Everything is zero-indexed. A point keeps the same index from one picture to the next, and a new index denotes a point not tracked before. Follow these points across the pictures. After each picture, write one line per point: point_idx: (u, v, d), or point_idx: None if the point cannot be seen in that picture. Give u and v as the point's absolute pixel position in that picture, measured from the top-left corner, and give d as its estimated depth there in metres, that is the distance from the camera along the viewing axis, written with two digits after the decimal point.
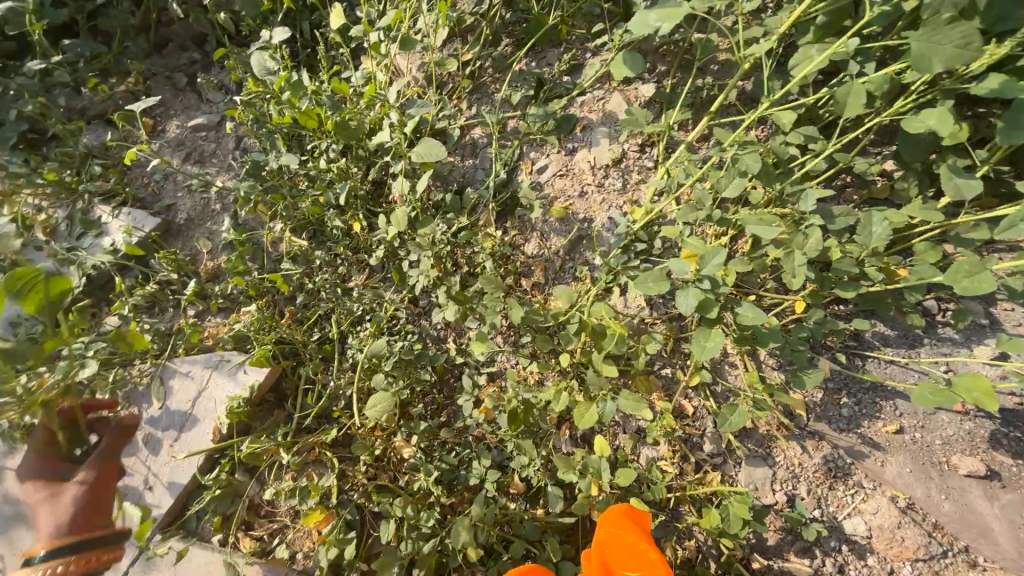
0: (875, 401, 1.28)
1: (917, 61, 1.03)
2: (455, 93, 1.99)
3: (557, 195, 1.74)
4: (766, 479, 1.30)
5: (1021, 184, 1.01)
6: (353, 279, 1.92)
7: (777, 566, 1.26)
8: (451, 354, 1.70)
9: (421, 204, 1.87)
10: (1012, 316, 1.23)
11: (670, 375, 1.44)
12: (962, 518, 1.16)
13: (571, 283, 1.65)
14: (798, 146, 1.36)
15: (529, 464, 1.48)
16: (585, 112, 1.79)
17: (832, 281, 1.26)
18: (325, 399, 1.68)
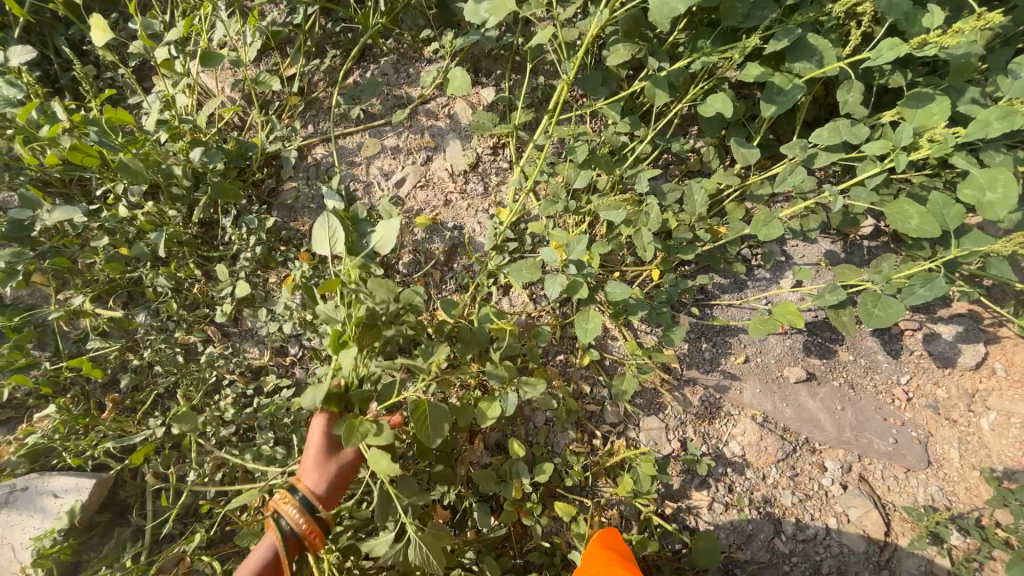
0: (725, 340, 1.51)
1: (660, 10, 1.17)
2: (284, 113, 1.78)
3: (422, 207, 1.68)
4: (660, 432, 1.45)
5: (784, 148, 1.28)
6: (195, 340, 1.58)
7: (682, 504, 1.42)
8: (339, 398, 1.52)
9: (269, 240, 1.65)
10: (798, 249, 1.54)
11: (563, 361, 1.51)
12: (800, 417, 1.45)
13: (454, 295, 1.62)
14: (626, 133, 1.51)
15: (449, 489, 1.41)
16: (432, 120, 1.75)
17: (676, 247, 1.45)
18: (186, 495, 1.36)
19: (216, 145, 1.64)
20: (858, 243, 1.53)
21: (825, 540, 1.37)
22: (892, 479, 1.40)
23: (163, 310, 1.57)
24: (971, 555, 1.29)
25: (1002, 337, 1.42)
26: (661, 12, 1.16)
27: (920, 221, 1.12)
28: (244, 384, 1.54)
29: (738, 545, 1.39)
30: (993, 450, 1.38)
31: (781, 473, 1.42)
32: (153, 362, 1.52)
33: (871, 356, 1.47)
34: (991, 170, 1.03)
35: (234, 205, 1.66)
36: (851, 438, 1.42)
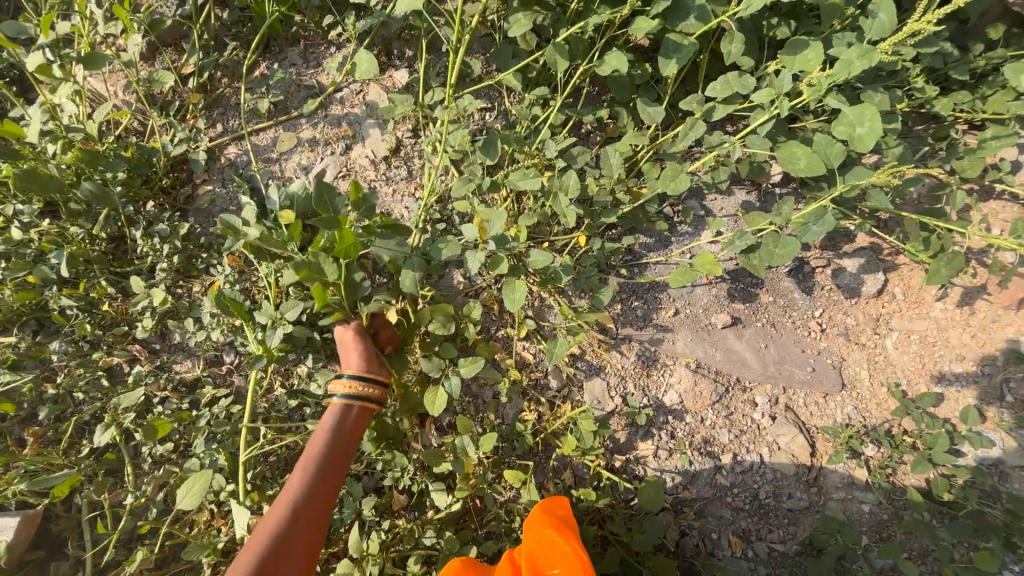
0: (655, 296, 1.57)
1: None
2: (188, 113, 1.68)
3: (347, 198, 1.64)
4: (603, 390, 1.51)
5: (684, 103, 1.32)
6: (120, 361, 1.50)
7: (630, 455, 1.48)
8: (282, 401, 1.49)
9: (186, 248, 1.57)
10: (716, 203, 1.62)
11: (504, 335, 1.53)
12: (729, 360, 1.54)
13: (389, 283, 1.60)
14: (540, 104, 1.53)
15: (404, 474, 1.43)
16: (347, 108, 1.70)
17: (599, 211, 1.49)
18: (128, 519, 1.31)
19: (112, 154, 1.53)
20: (770, 191, 1.61)
21: (760, 468, 1.48)
22: (814, 405, 1.52)
23: (79, 334, 1.48)
24: (884, 463, 1.42)
25: (898, 264, 1.55)
26: None
27: (809, 162, 1.20)
28: (178, 399, 1.48)
29: (684, 485, 1.47)
30: (897, 366, 1.51)
31: (717, 414, 1.52)
32: (73, 390, 1.43)
33: (788, 295, 1.58)
34: (860, 106, 1.12)
35: (142, 215, 1.57)
36: (776, 372, 1.53)
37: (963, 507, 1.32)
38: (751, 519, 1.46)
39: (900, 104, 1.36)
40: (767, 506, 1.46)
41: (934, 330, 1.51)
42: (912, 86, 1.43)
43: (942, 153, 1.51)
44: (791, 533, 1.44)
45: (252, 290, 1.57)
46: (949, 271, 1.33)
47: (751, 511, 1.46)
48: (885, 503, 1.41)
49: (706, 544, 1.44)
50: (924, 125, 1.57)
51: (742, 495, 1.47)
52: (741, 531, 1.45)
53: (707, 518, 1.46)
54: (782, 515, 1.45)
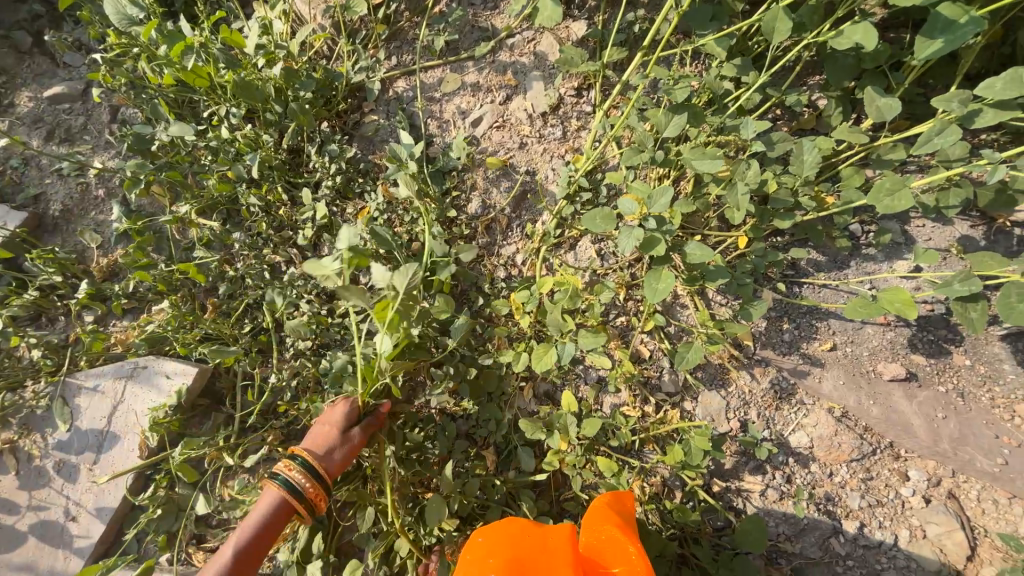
0: (811, 323, 1.36)
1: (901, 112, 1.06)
2: (370, 42, 1.76)
3: (496, 149, 1.63)
4: (720, 409, 1.38)
5: (936, 102, 1.05)
6: (281, 260, 1.72)
7: (732, 484, 1.35)
8: (402, 330, 1.61)
9: (348, 172, 1.70)
10: (924, 231, 1.31)
11: (624, 323, 1.45)
12: (888, 419, 1.29)
13: (519, 242, 1.59)
14: (732, 79, 1.33)
15: (497, 428, 1.47)
16: (516, 57, 1.65)
17: (772, 213, 1.29)
18: (269, 394, 1.53)
19: (305, 73, 1.67)
20: (1012, 230, 1.27)
21: (890, 550, 1.25)
22: (989, 502, 1.23)
23: (256, 230, 1.71)
24: None
25: None
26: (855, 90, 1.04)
27: None
28: (319, 305, 1.66)
29: (787, 536, 1.31)
30: None
31: (851, 473, 1.31)
32: (245, 276, 1.68)
33: (995, 365, 1.26)
34: None
35: (318, 133, 1.71)
36: (947, 450, 1.26)
37: None
38: None
39: None
40: None
41: None
42: None
43: None
44: None
45: (394, 221, 1.66)
46: None
47: None
48: None
49: None
50: None
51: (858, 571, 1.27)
52: None
53: None
54: None
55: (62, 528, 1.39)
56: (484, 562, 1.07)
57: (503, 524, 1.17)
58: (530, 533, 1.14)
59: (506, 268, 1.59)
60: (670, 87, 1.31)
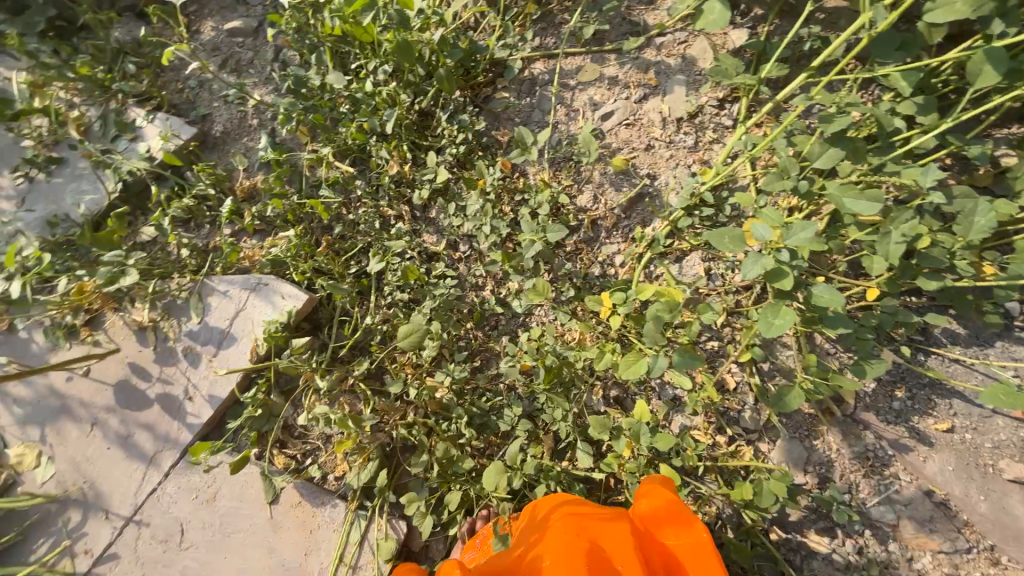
0: (930, 398, 1.25)
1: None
2: (519, 21, 1.79)
3: (621, 146, 1.61)
4: (801, 459, 1.31)
5: None
6: (392, 214, 1.83)
7: (795, 540, 1.28)
8: (491, 303, 1.67)
9: (471, 143, 1.76)
10: None
11: (716, 348, 1.40)
12: (997, 519, 1.18)
13: (623, 244, 1.58)
14: (906, 119, 1.22)
15: (562, 418, 1.49)
16: (661, 57, 1.62)
17: (917, 270, 1.18)
18: (362, 333, 1.67)
19: (454, 42, 1.74)
20: None
21: None
22: None
23: (377, 181, 1.84)
24: None
25: None
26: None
27: None
28: (418, 262, 1.76)
29: None
30: None
31: (937, 565, 1.20)
32: (359, 221, 1.81)
33: None
34: None
35: (452, 101, 1.79)
36: None
37: None
38: None
39: None
40: None
41: None
42: None
43: None
44: None
45: (503, 198, 1.70)
46: None
47: None
48: None
49: None
50: None
51: None
52: None
53: None
54: None
55: (180, 404, 1.62)
56: (546, 531, 1.16)
57: (558, 500, 1.24)
58: (586, 509, 1.19)
59: (603, 266, 1.59)
60: (834, 113, 1.22)
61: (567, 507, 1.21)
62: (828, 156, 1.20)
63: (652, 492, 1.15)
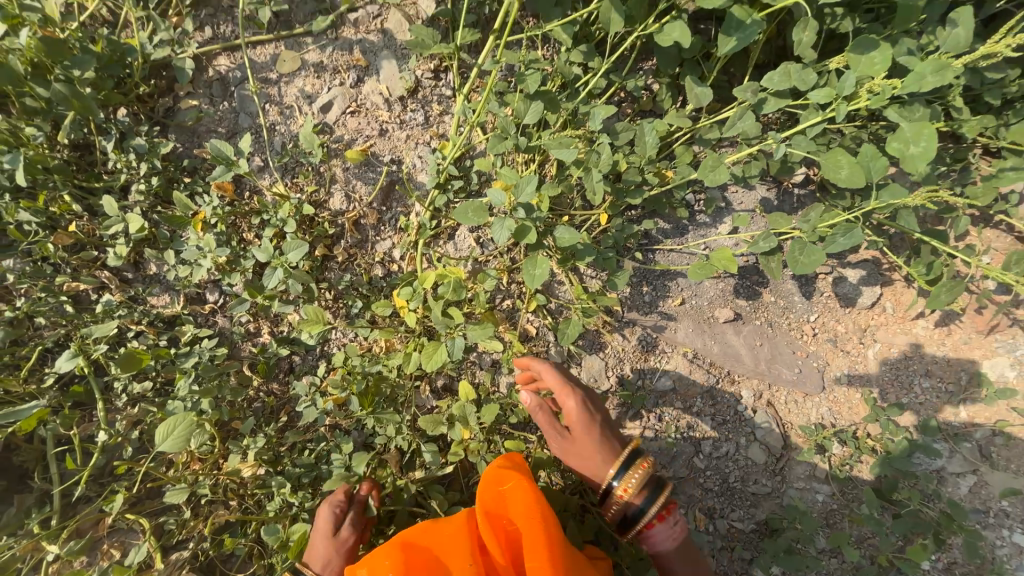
0: (664, 284, 1.56)
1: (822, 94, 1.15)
2: (170, 9, 1.42)
3: (354, 137, 1.48)
4: (601, 371, 1.54)
5: (736, 91, 1.24)
6: (87, 288, 1.36)
7: (617, 433, 1.54)
8: (273, 348, 1.42)
9: (165, 171, 1.38)
10: (737, 196, 1.60)
11: (510, 305, 1.50)
12: (726, 353, 1.58)
13: (395, 235, 1.50)
14: (581, 64, 1.40)
15: (397, 433, 1.41)
16: (362, 34, 1.49)
17: (624, 190, 1.43)
18: (99, 457, 1.23)
19: (77, 45, 1.29)
20: (789, 191, 1.60)
21: (733, 455, 1.59)
22: (793, 403, 1.61)
23: (40, 254, 1.32)
24: (845, 461, 1.56)
25: (894, 280, 1.62)
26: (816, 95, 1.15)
27: (851, 172, 1.16)
28: (154, 336, 1.37)
29: (663, 465, 1.56)
30: (873, 376, 1.62)
31: (704, 402, 1.58)
32: (34, 315, 1.30)
33: (788, 298, 1.62)
34: (918, 124, 1.04)
35: (115, 124, 1.36)
36: (765, 369, 1.59)
37: (904, 506, 1.47)
38: (718, 498, 1.59)
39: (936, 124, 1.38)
40: (734, 489, 1.59)
41: (911, 346, 1.62)
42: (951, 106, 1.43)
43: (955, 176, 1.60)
44: (751, 513, 1.58)
45: (240, 225, 1.42)
46: (946, 298, 1.38)
47: (719, 492, 1.59)
48: (838, 495, 1.55)
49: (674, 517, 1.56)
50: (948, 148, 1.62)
51: (714, 477, 1.59)
52: (706, 509, 1.58)
53: (678, 495, 1.57)
54: (745, 498, 1.59)
55: None
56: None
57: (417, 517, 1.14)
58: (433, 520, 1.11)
59: (384, 265, 1.49)
60: (528, 70, 1.32)
61: (409, 539, 1.07)
62: (537, 108, 1.31)
63: (497, 483, 1.13)
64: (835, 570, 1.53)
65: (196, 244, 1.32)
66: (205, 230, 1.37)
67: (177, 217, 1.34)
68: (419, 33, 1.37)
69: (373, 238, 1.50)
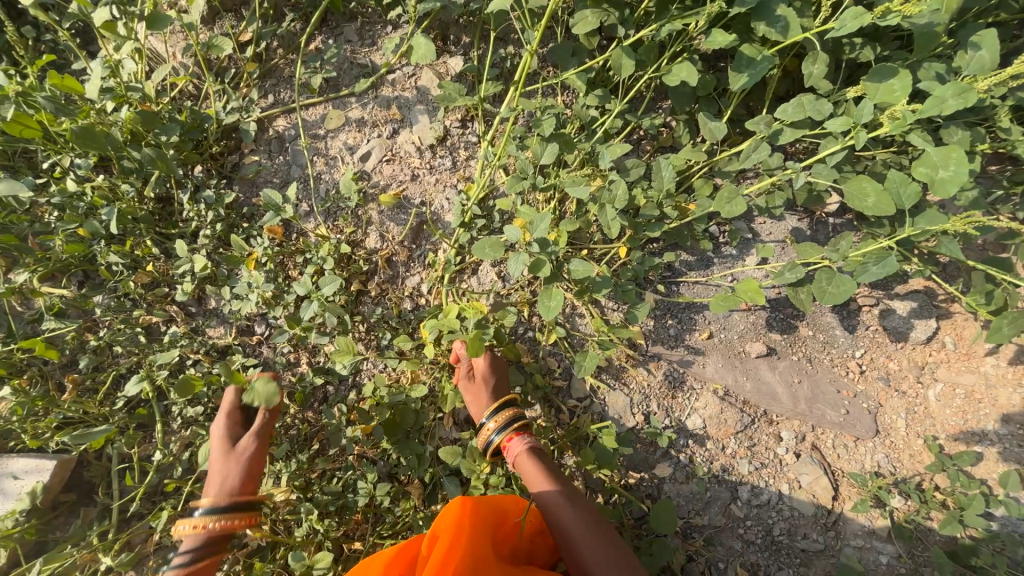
0: (690, 317, 1.53)
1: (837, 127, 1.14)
2: (241, 82, 1.67)
3: (389, 183, 1.62)
4: (625, 406, 1.50)
5: (749, 123, 1.26)
6: (157, 320, 1.54)
7: (645, 474, 1.47)
8: (309, 377, 1.52)
9: (227, 218, 1.57)
10: (766, 226, 1.54)
11: (531, 338, 1.53)
12: (760, 391, 1.50)
13: (423, 271, 1.59)
14: (597, 107, 1.47)
15: (419, 464, 1.43)
16: (398, 92, 1.67)
17: (643, 224, 1.44)
18: (153, 475, 1.34)
19: (167, 116, 1.54)
20: (824, 220, 1.53)
21: (777, 504, 1.45)
22: (842, 448, 1.47)
23: (123, 291, 1.53)
24: (911, 517, 1.37)
25: (953, 312, 1.48)
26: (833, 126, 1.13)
27: (878, 201, 1.13)
28: (208, 364, 1.52)
29: (696, 511, 1.46)
30: (937, 419, 1.45)
31: (739, 443, 1.49)
32: (114, 344, 1.49)
33: (829, 332, 1.53)
34: (946, 147, 1.00)
35: (190, 179, 1.58)
36: (806, 409, 1.48)
37: (988, 574, 1.27)
38: (761, 553, 1.43)
39: (981, 146, 1.30)
40: (780, 543, 1.43)
41: (982, 386, 1.44)
42: (998, 127, 1.35)
43: (1016, 199, 1.47)
44: (801, 574, 1.41)
45: (287, 264, 1.57)
46: (1010, 330, 1.25)
47: (762, 546, 1.44)
48: (905, 558, 1.36)
49: (711, 572, 1.42)
50: (1005, 170, 1.51)
51: (755, 529, 1.45)
52: (749, 565, 1.43)
53: (716, 547, 1.44)
54: (794, 555, 1.42)
55: None
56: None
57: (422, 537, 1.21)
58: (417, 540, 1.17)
59: (412, 299, 1.58)
60: (544, 116, 1.41)
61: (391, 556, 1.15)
62: (552, 148, 1.38)
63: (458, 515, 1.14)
64: None
65: (248, 280, 1.47)
66: (256, 269, 1.53)
67: (233, 257, 1.50)
68: (446, 88, 1.51)
69: (403, 274, 1.60)
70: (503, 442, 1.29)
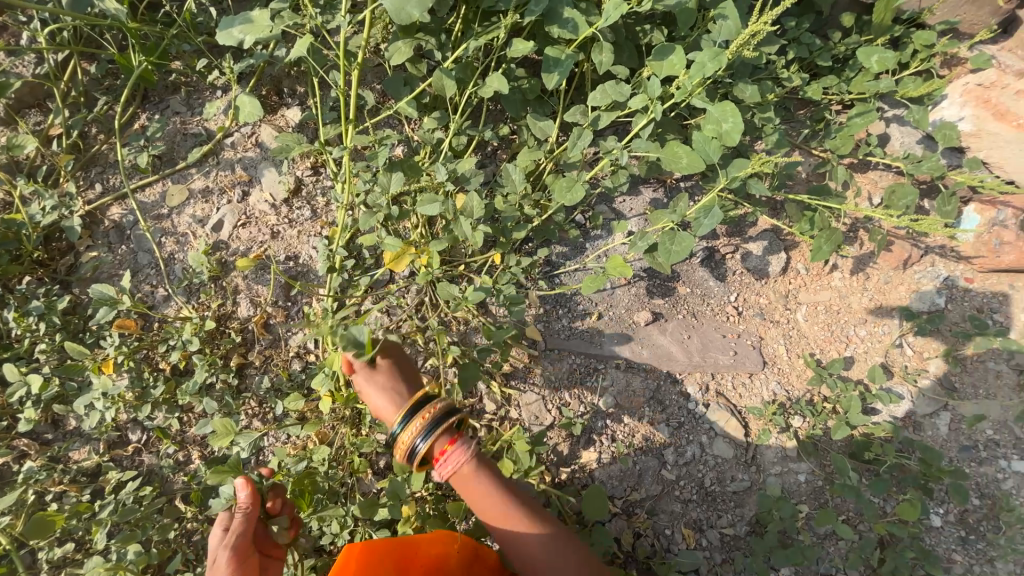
0: (577, 303, 1.59)
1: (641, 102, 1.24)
2: (59, 177, 1.54)
3: (249, 246, 1.55)
4: (539, 405, 1.51)
5: (568, 115, 1.37)
6: (5, 460, 1.35)
7: (574, 466, 1.48)
8: (201, 472, 1.38)
9: (68, 324, 1.42)
10: (626, 203, 1.63)
11: (432, 365, 1.51)
12: (657, 354, 1.57)
13: (306, 327, 1.53)
14: (438, 128, 1.52)
15: (342, 529, 1.34)
16: (240, 154, 1.61)
17: (508, 228, 1.49)
18: None
19: None
20: (675, 186, 1.64)
21: (701, 457, 1.51)
22: (741, 386, 1.57)
23: None
24: (811, 432, 1.49)
25: (798, 242, 1.65)
26: (638, 103, 1.24)
27: (689, 159, 1.26)
28: (75, 493, 1.33)
29: (632, 487, 1.48)
30: (810, 337, 1.60)
31: (653, 409, 1.54)
32: None
33: (704, 284, 1.64)
34: (721, 103, 1.19)
35: (15, 293, 1.42)
36: (701, 360, 1.57)
37: (881, 462, 1.40)
38: (700, 508, 1.47)
39: (771, 95, 1.49)
40: (714, 493, 1.48)
41: (837, 298, 1.62)
42: (781, 77, 1.55)
43: (820, 133, 1.67)
44: (739, 515, 1.46)
45: (151, 357, 1.44)
46: (829, 247, 1.46)
47: (699, 501, 1.48)
48: (818, 471, 1.47)
49: (661, 541, 1.44)
50: (805, 111, 1.72)
51: (689, 486, 1.49)
52: (692, 523, 1.46)
53: (659, 515, 1.46)
54: (728, 499, 1.48)
55: None
56: None
57: None
58: None
59: (301, 358, 1.50)
60: (386, 147, 1.42)
61: None
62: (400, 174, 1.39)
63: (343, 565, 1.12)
64: (841, 552, 1.41)
65: (102, 386, 1.32)
66: (113, 371, 1.38)
67: (77, 365, 1.34)
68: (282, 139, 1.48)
69: (286, 336, 1.52)
70: (435, 449, 1.14)
